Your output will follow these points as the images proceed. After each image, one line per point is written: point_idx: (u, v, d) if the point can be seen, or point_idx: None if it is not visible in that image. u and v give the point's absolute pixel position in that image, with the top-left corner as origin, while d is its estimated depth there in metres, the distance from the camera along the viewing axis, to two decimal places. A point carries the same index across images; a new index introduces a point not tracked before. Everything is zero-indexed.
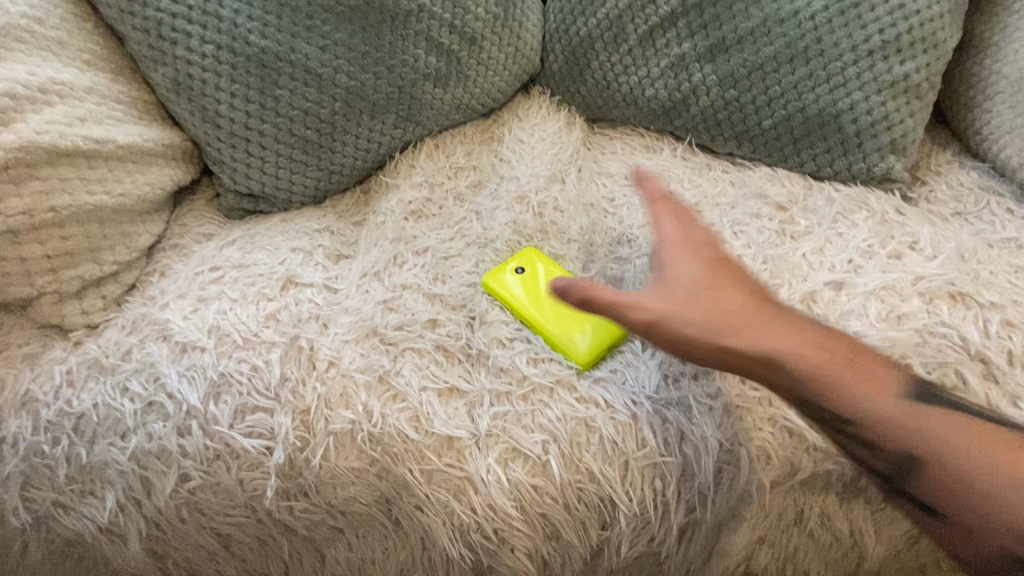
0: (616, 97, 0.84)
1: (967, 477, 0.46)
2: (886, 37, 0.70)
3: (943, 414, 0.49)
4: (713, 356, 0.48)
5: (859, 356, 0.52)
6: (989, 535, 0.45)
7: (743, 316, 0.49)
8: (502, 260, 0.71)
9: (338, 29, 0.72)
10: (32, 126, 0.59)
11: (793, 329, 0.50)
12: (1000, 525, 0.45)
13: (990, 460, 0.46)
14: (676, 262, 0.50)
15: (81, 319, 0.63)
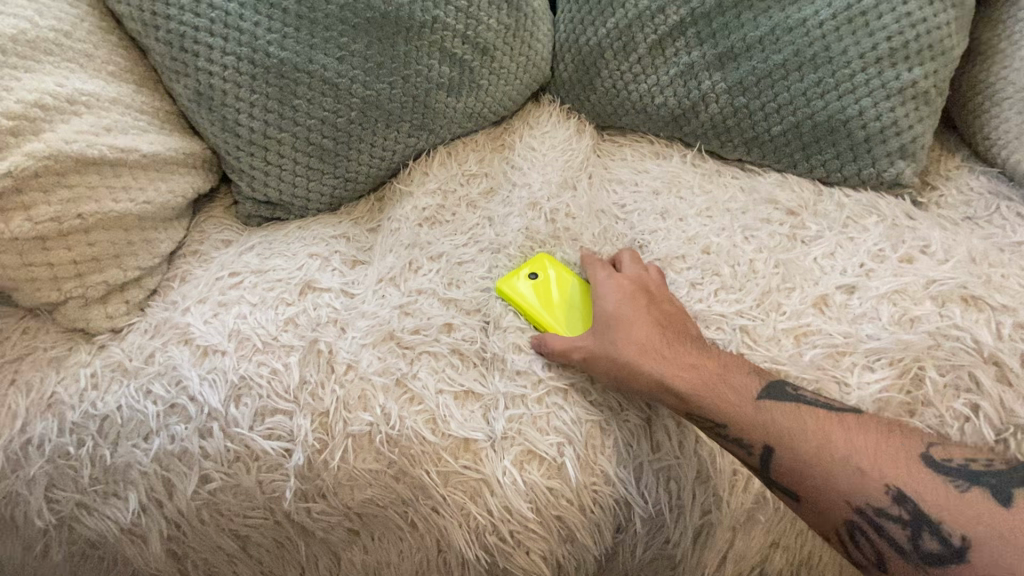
0: (626, 105, 0.85)
1: (810, 457, 0.48)
2: (894, 44, 0.71)
3: (793, 407, 0.52)
4: (608, 376, 0.58)
5: (733, 366, 0.56)
6: (833, 510, 0.46)
7: (639, 344, 0.58)
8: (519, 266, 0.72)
9: (355, 40, 0.74)
10: (60, 135, 0.61)
11: (676, 352, 0.57)
12: (838, 498, 0.46)
13: (828, 442, 0.48)
14: (598, 304, 0.63)
15: (105, 324, 0.65)
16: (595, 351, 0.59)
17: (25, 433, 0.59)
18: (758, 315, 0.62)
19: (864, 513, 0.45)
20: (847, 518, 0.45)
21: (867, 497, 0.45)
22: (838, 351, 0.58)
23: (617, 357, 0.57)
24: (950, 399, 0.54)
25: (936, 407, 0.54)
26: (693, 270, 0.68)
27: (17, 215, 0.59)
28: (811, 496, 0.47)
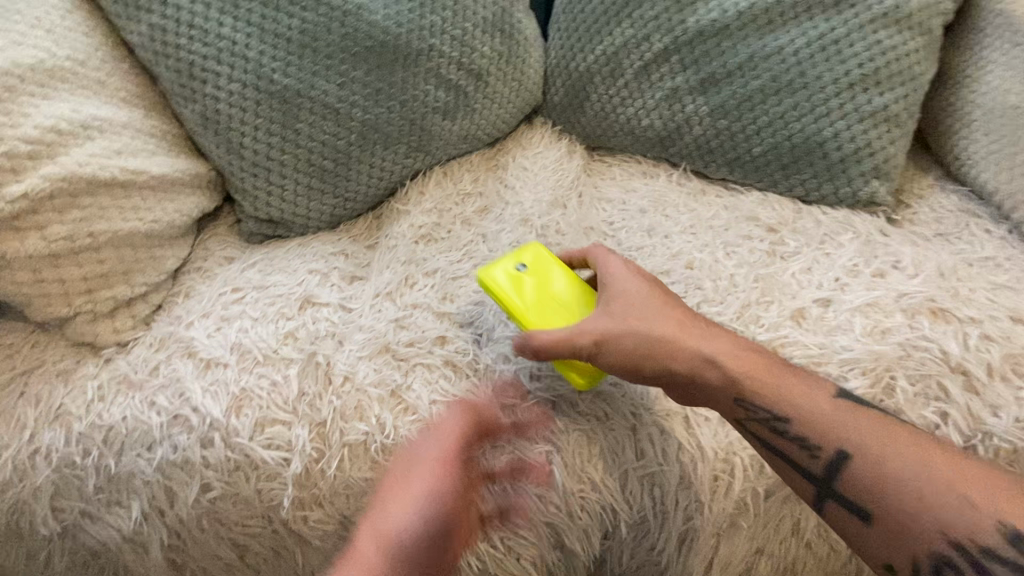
0: (614, 127, 0.89)
1: (888, 471, 0.49)
2: (865, 71, 0.75)
3: (880, 424, 0.52)
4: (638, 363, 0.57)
5: (784, 366, 0.58)
6: (921, 539, 0.46)
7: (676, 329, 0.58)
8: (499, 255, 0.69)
9: (355, 67, 0.78)
10: (75, 159, 0.65)
11: (715, 339, 0.58)
12: (931, 531, 0.46)
13: (926, 468, 0.48)
14: (614, 282, 0.61)
15: (112, 338, 0.67)
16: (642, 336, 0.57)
17: (33, 443, 0.61)
18: (738, 327, 0.65)
19: (964, 551, 0.45)
20: (937, 550, 0.46)
21: (966, 532, 0.45)
22: (814, 362, 0.60)
23: (671, 345, 0.57)
24: (920, 407, 0.57)
25: (907, 414, 0.57)
26: (677, 285, 0.70)
27: (31, 234, 0.62)
28: (898, 523, 0.47)
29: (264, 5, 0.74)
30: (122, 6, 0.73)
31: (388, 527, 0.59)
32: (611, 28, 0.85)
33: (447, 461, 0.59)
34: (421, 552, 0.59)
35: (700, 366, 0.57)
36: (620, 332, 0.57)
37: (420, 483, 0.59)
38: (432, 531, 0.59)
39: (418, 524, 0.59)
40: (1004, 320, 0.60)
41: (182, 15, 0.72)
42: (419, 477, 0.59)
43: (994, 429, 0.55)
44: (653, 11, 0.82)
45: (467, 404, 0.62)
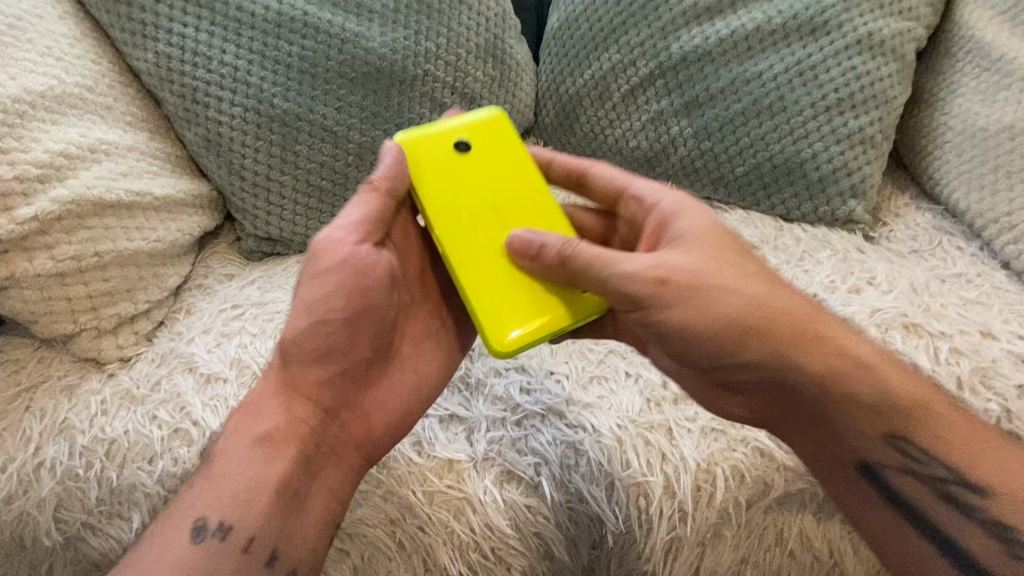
0: (603, 147, 0.92)
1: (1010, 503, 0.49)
2: (840, 95, 0.79)
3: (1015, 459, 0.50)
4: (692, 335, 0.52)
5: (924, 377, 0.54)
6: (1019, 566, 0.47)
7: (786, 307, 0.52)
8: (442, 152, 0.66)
9: (352, 92, 0.81)
10: (82, 181, 0.67)
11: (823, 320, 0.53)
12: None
13: None
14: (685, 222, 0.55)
15: (115, 353, 0.69)
16: (722, 309, 0.51)
17: (38, 456, 0.63)
18: None
19: None
20: None
21: None
22: None
23: (760, 329, 0.51)
24: None
25: None
26: None
27: (41, 253, 0.65)
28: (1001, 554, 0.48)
29: (265, 33, 0.78)
30: (129, 35, 0.76)
31: (288, 377, 0.58)
32: (598, 54, 0.89)
33: (339, 302, 0.56)
34: (322, 389, 0.58)
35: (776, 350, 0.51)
36: (695, 300, 0.51)
37: (311, 316, 0.56)
38: (333, 360, 0.58)
39: (313, 365, 0.58)
40: (972, 334, 0.64)
41: (188, 43, 0.76)
42: (308, 310, 0.56)
43: None
44: (639, 38, 0.86)
45: (358, 212, 0.56)
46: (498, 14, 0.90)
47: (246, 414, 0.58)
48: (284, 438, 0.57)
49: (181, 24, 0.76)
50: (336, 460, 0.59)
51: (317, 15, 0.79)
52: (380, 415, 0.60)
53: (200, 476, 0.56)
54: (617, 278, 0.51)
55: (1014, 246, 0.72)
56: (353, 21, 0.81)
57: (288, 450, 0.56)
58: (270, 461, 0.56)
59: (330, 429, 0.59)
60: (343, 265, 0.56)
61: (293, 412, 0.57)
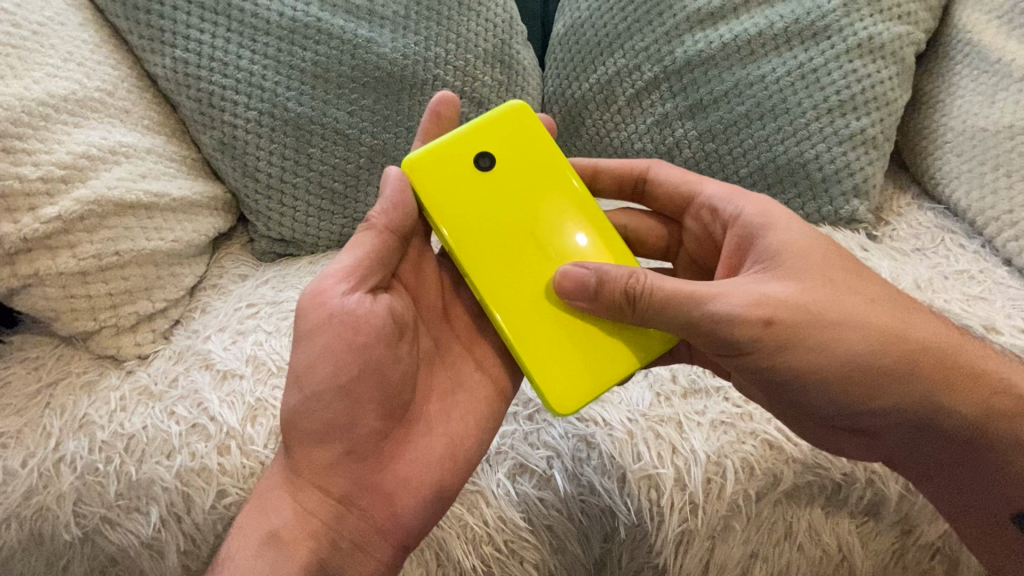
0: (609, 150, 0.93)
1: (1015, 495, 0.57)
2: (842, 97, 0.81)
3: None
4: (787, 375, 0.53)
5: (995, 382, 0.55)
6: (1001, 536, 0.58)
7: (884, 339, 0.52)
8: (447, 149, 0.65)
9: (364, 96, 0.83)
10: (103, 182, 0.69)
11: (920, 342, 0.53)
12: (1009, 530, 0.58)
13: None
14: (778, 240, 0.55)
15: (133, 350, 0.71)
16: (823, 349, 0.51)
17: (58, 451, 0.64)
18: None
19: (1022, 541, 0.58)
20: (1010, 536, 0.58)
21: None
22: None
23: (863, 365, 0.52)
24: None
25: None
26: None
27: (63, 252, 0.67)
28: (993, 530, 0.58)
29: (280, 40, 0.80)
30: (147, 41, 0.78)
31: (293, 467, 0.57)
32: (604, 58, 0.91)
33: (340, 368, 0.55)
34: (330, 474, 0.57)
35: (865, 377, 0.53)
36: (799, 345, 0.51)
37: (308, 394, 0.56)
38: (337, 439, 0.56)
39: (316, 449, 0.56)
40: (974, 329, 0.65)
41: (204, 49, 0.77)
42: (306, 386, 0.56)
43: None
44: (643, 43, 0.88)
45: (351, 258, 0.58)
46: (505, 20, 0.92)
47: (253, 515, 0.57)
48: (293, 536, 0.55)
49: (198, 30, 0.77)
50: (358, 552, 0.56)
51: (331, 21, 0.81)
52: (401, 488, 0.58)
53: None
54: (718, 324, 0.50)
55: (1015, 243, 0.73)
56: (365, 27, 0.83)
57: (299, 546, 0.55)
58: (281, 563, 0.53)
59: (345, 518, 0.57)
60: (338, 327, 0.56)
61: (301, 504, 0.56)
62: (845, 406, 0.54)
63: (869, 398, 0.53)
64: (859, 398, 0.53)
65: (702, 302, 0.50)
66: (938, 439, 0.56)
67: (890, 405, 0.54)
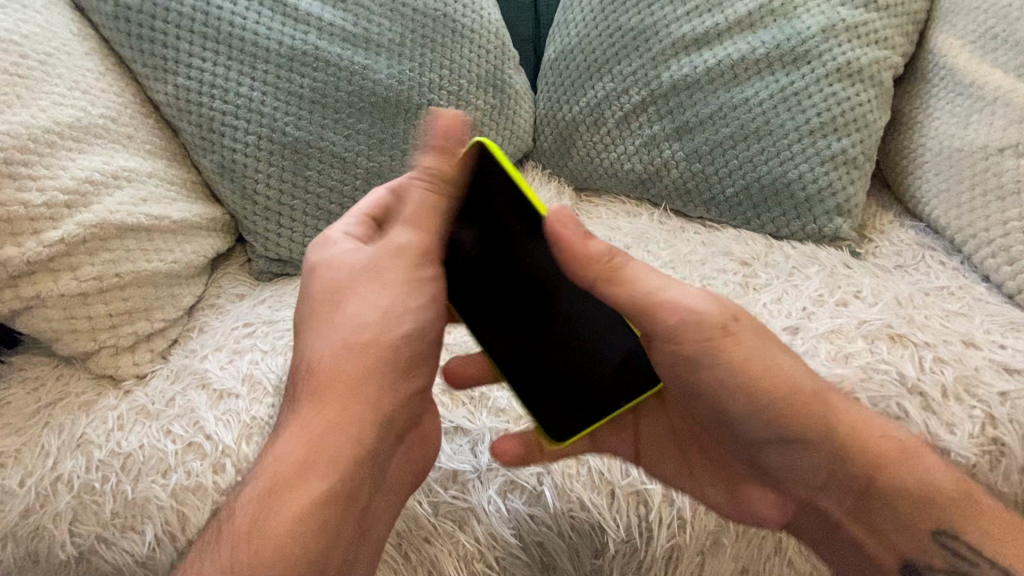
0: (600, 170, 0.96)
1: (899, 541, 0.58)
2: (823, 119, 0.83)
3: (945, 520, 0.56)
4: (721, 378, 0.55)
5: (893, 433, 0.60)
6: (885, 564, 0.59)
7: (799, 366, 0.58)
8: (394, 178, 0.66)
9: (360, 120, 0.86)
10: (105, 207, 0.71)
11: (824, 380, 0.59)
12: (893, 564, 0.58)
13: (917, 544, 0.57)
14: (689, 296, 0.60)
15: (132, 370, 0.72)
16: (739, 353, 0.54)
17: (56, 470, 0.65)
18: None
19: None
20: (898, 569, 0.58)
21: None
22: None
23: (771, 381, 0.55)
24: None
25: None
26: None
27: (65, 274, 0.68)
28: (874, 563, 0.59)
29: (278, 67, 0.82)
30: (151, 70, 0.80)
31: (328, 416, 0.54)
32: (593, 83, 0.94)
33: (422, 313, 0.57)
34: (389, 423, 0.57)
35: (791, 399, 0.56)
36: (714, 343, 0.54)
37: (392, 332, 0.57)
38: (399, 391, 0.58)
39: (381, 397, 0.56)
40: (955, 344, 0.67)
41: (205, 76, 0.80)
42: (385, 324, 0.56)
43: (950, 447, 0.62)
44: (631, 68, 0.91)
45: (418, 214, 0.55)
46: (498, 46, 0.95)
47: (293, 474, 0.52)
48: (352, 483, 0.54)
49: (199, 58, 0.80)
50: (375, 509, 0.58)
51: (327, 49, 0.84)
52: (432, 431, 0.65)
53: (246, 542, 0.50)
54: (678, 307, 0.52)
55: (993, 260, 0.75)
56: (361, 54, 0.85)
57: (356, 494, 0.55)
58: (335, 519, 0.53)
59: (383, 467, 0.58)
60: (416, 272, 0.58)
61: (364, 450, 0.55)
62: (767, 429, 0.57)
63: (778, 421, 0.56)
64: (770, 429, 0.57)
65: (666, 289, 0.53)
66: (835, 487, 0.59)
67: (792, 445, 0.58)
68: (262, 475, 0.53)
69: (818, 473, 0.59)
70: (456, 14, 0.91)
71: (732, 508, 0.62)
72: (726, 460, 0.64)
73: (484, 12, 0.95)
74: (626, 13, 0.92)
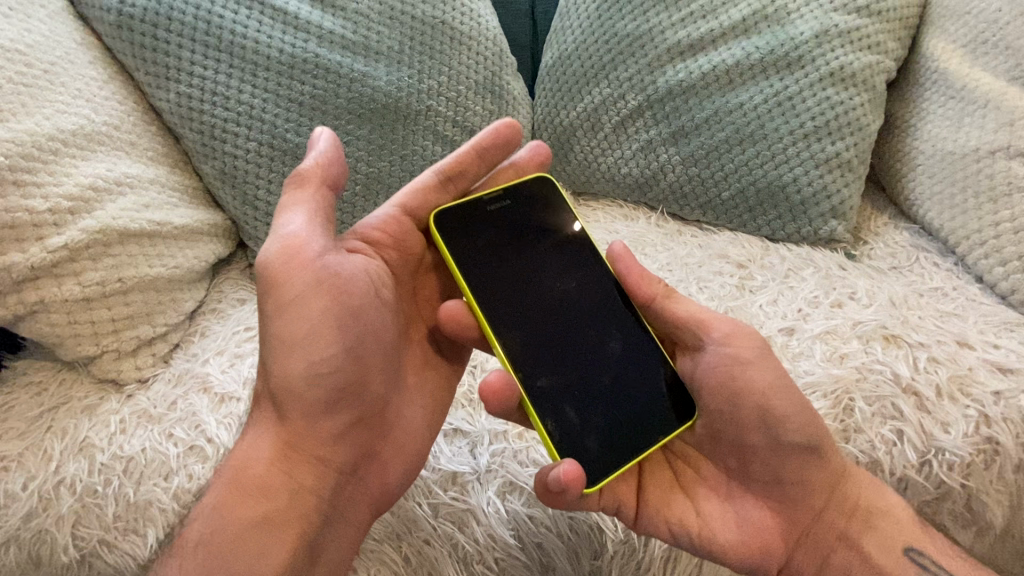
0: (597, 174, 0.97)
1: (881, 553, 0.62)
2: (817, 123, 0.84)
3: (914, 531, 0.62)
4: (763, 385, 0.58)
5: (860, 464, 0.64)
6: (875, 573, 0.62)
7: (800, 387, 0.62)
8: (341, 184, 0.62)
9: (360, 126, 0.87)
10: (109, 213, 0.72)
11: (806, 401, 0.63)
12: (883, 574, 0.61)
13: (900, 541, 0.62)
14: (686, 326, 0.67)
15: (134, 374, 0.73)
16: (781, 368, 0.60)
17: (58, 474, 0.65)
18: None
19: None
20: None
21: None
22: None
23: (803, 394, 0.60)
24: (878, 425, 0.64)
25: (866, 432, 0.64)
26: None
27: (69, 279, 0.69)
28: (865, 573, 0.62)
29: (279, 75, 0.83)
30: (153, 77, 0.81)
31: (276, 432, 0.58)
32: (590, 88, 0.95)
33: (348, 337, 0.57)
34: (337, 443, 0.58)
35: (810, 409, 0.60)
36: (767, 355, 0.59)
37: (309, 368, 0.55)
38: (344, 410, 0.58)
39: (322, 418, 0.57)
40: (950, 344, 0.68)
41: (207, 85, 0.81)
42: (302, 357, 0.55)
43: (944, 445, 0.63)
44: (627, 73, 0.92)
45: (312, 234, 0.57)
46: (495, 53, 0.96)
47: (245, 480, 0.56)
48: (288, 508, 0.56)
49: (201, 66, 0.81)
50: (334, 525, 0.59)
51: (327, 56, 0.85)
52: (391, 459, 0.62)
53: (197, 547, 0.54)
54: (730, 319, 0.60)
55: (986, 261, 0.76)
56: (361, 61, 0.87)
57: (292, 518, 0.56)
58: (275, 535, 0.55)
59: (341, 488, 0.59)
60: (333, 303, 0.56)
61: (297, 476, 0.57)
62: (795, 435, 0.59)
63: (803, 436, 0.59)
64: (802, 438, 0.59)
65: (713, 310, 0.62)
66: (833, 506, 0.62)
67: (808, 455, 0.60)
68: (218, 487, 0.57)
69: (822, 492, 0.62)
70: (454, 22, 0.93)
71: (745, 537, 0.61)
72: (735, 490, 0.63)
73: (482, 19, 0.96)
74: (622, 20, 0.93)
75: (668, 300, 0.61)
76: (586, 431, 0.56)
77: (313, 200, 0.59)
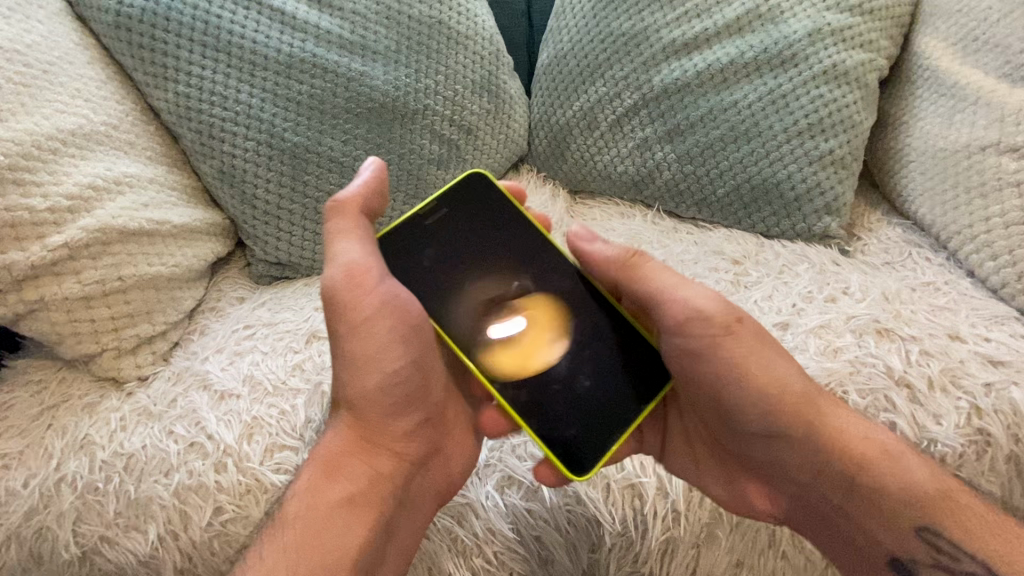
0: (593, 172, 0.98)
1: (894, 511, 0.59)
2: (811, 120, 0.85)
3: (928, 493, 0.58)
4: (711, 375, 0.60)
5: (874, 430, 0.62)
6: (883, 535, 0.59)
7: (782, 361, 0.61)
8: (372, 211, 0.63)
9: (358, 126, 0.87)
10: (108, 211, 0.72)
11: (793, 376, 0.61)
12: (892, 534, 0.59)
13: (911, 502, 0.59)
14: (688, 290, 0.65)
15: (134, 372, 0.73)
16: (745, 351, 0.60)
17: (59, 471, 0.66)
18: None
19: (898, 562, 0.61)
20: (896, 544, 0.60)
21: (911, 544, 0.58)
22: None
23: (768, 377, 0.60)
24: (871, 418, 0.65)
25: None
26: None
27: (69, 278, 0.70)
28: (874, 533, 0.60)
29: (277, 75, 0.84)
30: (152, 77, 0.82)
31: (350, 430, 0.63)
32: (586, 87, 0.96)
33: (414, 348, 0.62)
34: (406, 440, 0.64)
35: (774, 392, 0.60)
36: (727, 339, 0.59)
37: (383, 379, 0.61)
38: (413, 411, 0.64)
39: (396, 417, 0.63)
40: (941, 337, 0.69)
41: (206, 84, 0.82)
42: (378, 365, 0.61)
43: (936, 436, 0.63)
44: (622, 72, 0.93)
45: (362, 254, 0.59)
46: (492, 53, 0.97)
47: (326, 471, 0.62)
48: (367, 499, 0.62)
49: (199, 66, 0.81)
50: (405, 513, 0.64)
51: (325, 56, 0.85)
52: (453, 454, 0.67)
53: (285, 531, 0.59)
54: (685, 305, 0.59)
55: (977, 255, 0.77)
56: (358, 61, 0.87)
57: (371, 509, 0.61)
58: (356, 523, 0.60)
59: (413, 478, 0.65)
60: (397, 323, 0.59)
61: (376, 471, 0.63)
62: (754, 419, 0.62)
63: (770, 417, 0.61)
64: (767, 424, 0.61)
65: (679, 287, 0.60)
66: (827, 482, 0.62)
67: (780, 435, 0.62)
68: (300, 478, 0.62)
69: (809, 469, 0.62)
70: (451, 22, 0.94)
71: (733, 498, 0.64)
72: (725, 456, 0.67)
73: (478, 20, 0.97)
74: (617, 18, 0.94)
75: (628, 283, 0.61)
76: (566, 422, 0.59)
77: (357, 226, 0.60)
